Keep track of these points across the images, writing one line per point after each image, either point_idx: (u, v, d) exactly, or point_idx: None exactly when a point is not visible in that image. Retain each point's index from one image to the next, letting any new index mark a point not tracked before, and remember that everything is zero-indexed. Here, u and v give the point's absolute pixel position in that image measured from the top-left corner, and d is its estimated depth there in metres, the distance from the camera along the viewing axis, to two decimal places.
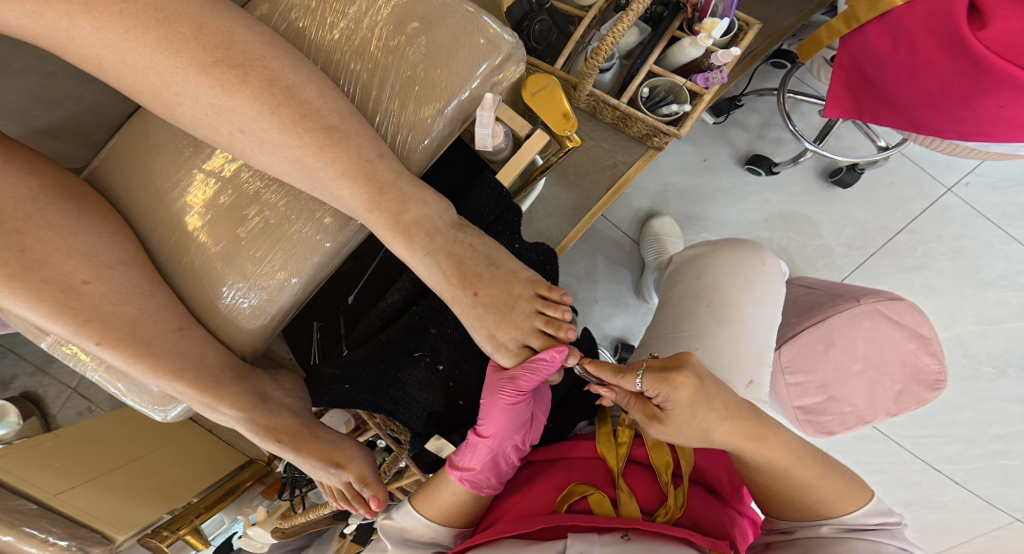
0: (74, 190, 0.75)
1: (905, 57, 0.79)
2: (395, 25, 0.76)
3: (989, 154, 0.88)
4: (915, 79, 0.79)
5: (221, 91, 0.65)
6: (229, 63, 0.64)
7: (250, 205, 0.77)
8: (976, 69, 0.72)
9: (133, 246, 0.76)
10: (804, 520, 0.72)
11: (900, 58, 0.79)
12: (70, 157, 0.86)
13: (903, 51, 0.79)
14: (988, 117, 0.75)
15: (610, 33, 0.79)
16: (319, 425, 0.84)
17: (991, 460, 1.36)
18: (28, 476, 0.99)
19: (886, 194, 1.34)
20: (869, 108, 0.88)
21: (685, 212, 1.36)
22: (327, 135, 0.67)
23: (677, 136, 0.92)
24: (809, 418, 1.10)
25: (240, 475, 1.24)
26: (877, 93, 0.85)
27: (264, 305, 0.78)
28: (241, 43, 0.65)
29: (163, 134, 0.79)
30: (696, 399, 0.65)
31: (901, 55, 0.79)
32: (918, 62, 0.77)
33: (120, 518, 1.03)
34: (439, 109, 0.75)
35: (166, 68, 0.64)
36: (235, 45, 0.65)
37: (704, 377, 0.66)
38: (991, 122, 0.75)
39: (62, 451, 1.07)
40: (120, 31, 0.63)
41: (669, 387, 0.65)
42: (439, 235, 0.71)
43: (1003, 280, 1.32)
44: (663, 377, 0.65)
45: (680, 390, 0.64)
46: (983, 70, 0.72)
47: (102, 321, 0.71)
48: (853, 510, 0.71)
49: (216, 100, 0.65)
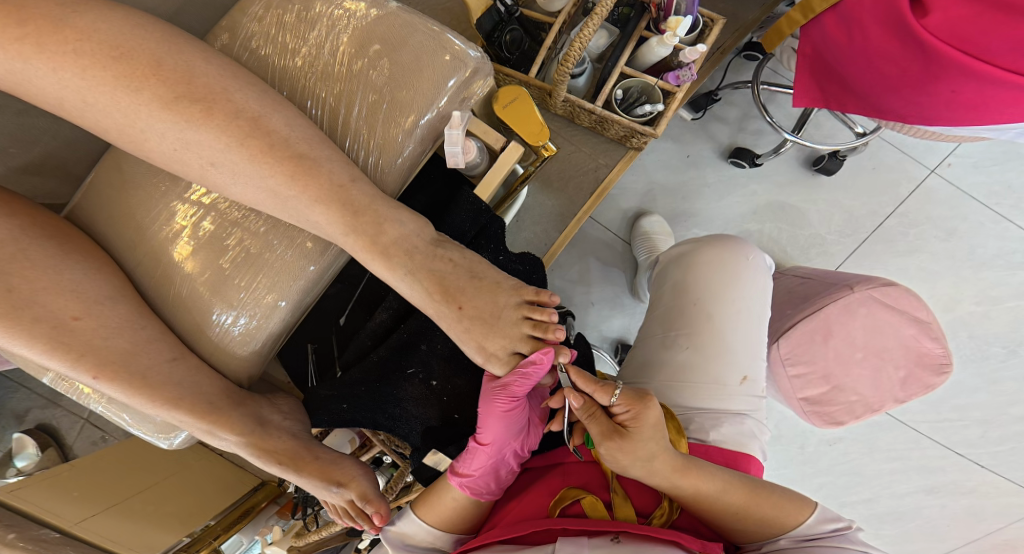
0: (56, 229, 0.77)
1: (858, 45, 0.83)
2: (357, 49, 0.78)
3: (956, 137, 0.91)
4: (871, 67, 0.83)
5: (186, 124, 0.67)
6: (191, 98, 0.67)
7: (230, 233, 0.79)
8: (925, 56, 0.77)
9: (119, 281, 0.78)
10: (761, 540, 0.72)
11: (854, 46, 0.83)
12: (52, 193, 0.88)
13: (857, 40, 0.83)
14: (942, 101, 0.79)
15: (577, 39, 0.81)
16: (319, 446, 0.86)
17: (1015, 442, 1.33)
18: (48, 507, 1.00)
19: (871, 180, 1.35)
20: (835, 96, 0.93)
21: (674, 208, 1.36)
22: (298, 163, 0.69)
23: (653, 136, 0.93)
24: (816, 410, 1.07)
25: (254, 496, 1.28)
26: (840, 81, 0.90)
27: (254, 331, 0.80)
28: (202, 77, 0.68)
29: (139, 169, 0.81)
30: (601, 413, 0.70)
31: (856, 44, 0.83)
32: (871, 50, 0.82)
33: (140, 541, 1.07)
34: (408, 128, 0.77)
35: (130, 106, 0.66)
36: (196, 79, 0.67)
37: (647, 415, 0.68)
38: (946, 106, 0.79)
39: (88, 476, 1.10)
40: (78, 70, 0.65)
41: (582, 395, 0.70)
42: (418, 253, 0.72)
43: (999, 259, 1.32)
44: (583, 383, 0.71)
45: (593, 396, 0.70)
46: (931, 57, 0.76)
47: (95, 355, 0.73)
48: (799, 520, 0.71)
49: (183, 134, 0.67)
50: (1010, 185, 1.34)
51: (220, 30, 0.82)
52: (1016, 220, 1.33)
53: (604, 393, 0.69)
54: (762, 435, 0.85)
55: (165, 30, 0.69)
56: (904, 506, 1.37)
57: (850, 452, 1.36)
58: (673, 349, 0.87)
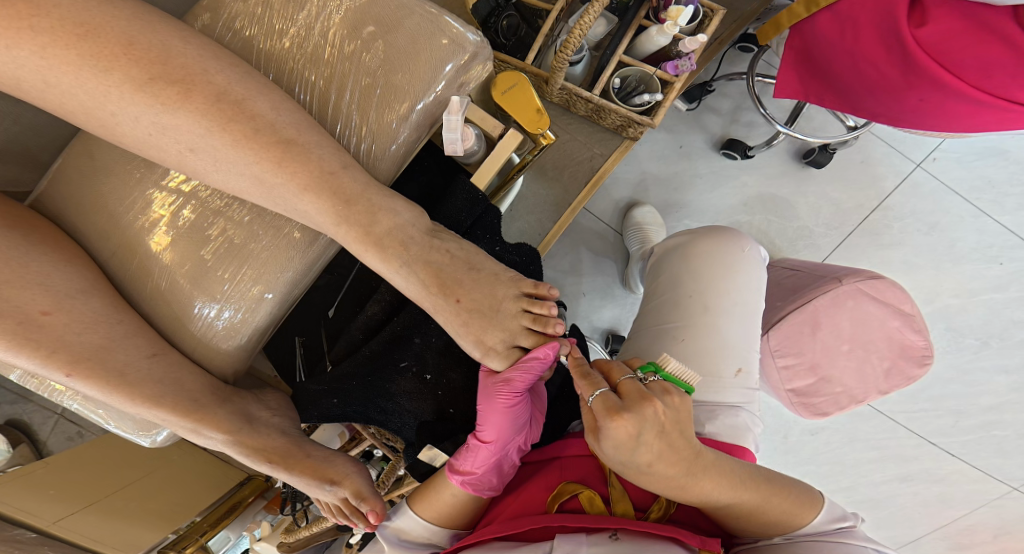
0: (23, 219, 0.73)
1: (849, 44, 0.84)
2: (350, 30, 0.74)
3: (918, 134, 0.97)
4: (856, 66, 0.85)
5: (161, 108, 0.63)
6: (168, 79, 0.62)
7: (213, 223, 0.75)
8: (907, 63, 0.80)
9: (91, 273, 0.74)
10: (756, 537, 0.73)
11: (845, 44, 0.85)
12: (16, 180, 0.83)
13: (848, 37, 0.84)
14: (911, 106, 0.84)
15: (578, 25, 0.79)
16: (310, 443, 0.83)
17: (984, 431, 1.37)
18: (23, 505, 0.97)
19: (859, 172, 1.36)
20: (814, 90, 0.95)
21: (664, 199, 1.35)
22: (285, 149, 0.65)
23: (651, 125, 0.92)
24: (802, 401, 1.08)
25: (240, 491, 1.22)
26: (821, 76, 0.92)
27: (239, 324, 0.77)
28: (180, 57, 0.64)
29: (111, 155, 0.76)
30: (624, 442, 0.62)
31: (845, 42, 0.85)
32: (860, 51, 0.84)
33: (123, 539, 1.02)
34: (403, 113, 0.74)
35: (97, 87, 0.62)
36: (173, 59, 0.63)
37: (605, 435, 0.63)
38: (912, 112, 0.85)
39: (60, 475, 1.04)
40: (35, 48, 0.60)
41: (606, 422, 0.63)
42: (414, 244, 0.70)
43: (977, 252, 1.35)
44: (605, 410, 0.63)
45: (611, 430, 0.62)
46: (912, 66, 0.79)
47: (68, 352, 0.69)
48: (788, 503, 0.71)
49: (158, 118, 0.63)
50: (991, 181, 1.35)
51: (201, 10, 0.77)
52: (994, 215, 1.35)
53: (585, 392, 0.67)
54: (755, 428, 0.84)
55: (136, 6, 0.64)
56: (879, 493, 1.40)
57: (831, 442, 1.39)
58: (669, 341, 0.86)
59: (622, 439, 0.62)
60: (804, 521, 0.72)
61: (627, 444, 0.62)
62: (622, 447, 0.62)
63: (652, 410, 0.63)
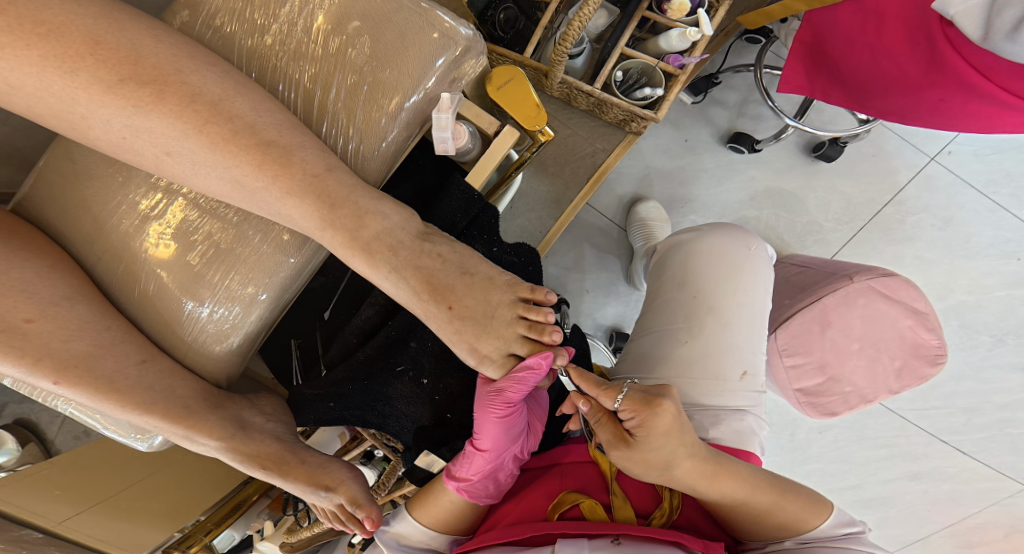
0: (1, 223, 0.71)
1: (869, 38, 0.82)
2: (334, 26, 0.72)
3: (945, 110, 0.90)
4: (875, 63, 0.83)
5: (134, 110, 0.61)
6: (139, 80, 0.60)
7: (200, 226, 0.74)
8: (934, 61, 0.78)
9: (77, 279, 0.72)
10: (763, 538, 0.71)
11: (865, 38, 0.82)
12: (8, 182, 0.85)
13: (870, 32, 0.82)
14: (930, 106, 0.82)
15: (576, 17, 0.76)
16: (305, 448, 0.81)
17: (998, 429, 1.33)
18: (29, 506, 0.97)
19: (871, 166, 1.32)
20: (820, 86, 0.92)
21: (669, 194, 1.32)
22: (266, 150, 0.63)
23: (653, 119, 0.89)
24: (810, 401, 1.05)
25: (245, 490, 1.16)
26: (830, 72, 0.90)
27: (227, 328, 0.75)
28: (151, 56, 0.61)
29: (93, 157, 0.75)
30: (672, 429, 0.63)
31: (867, 36, 0.82)
32: (881, 44, 0.81)
33: (128, 541, 1.02)
34: (392, 111, 0.72)
35: (66, 89, 0.60)
36: (144, 59, 0.61)
37: (652, 424, 0.63)
38: (928, 111, 0.83)
39: (67, 474, 1.01)
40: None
41: (651, 411, 0.63)
42: (404, 248, 0.67)
43: (993, 248, 1.30)
44: (646, 400, 0.64)
45: (659, 416, 0.63)
46: (939, 61, 0.77)
47: (53, 359, 0.68)
48: (789, 497, 0.69)
49: (131, 121, 0.61)
50: (1011, 174, 1.31)
51: (180, 6, 0.75)
52: (1013, 210, 1.30)
53: (607, 399, 0.66)
54: (762, 431, 0.82)
55: (104, 4, 0.62)
56: (887, 492, 1.37)
57: (838, 440, 1.36)
58: (672, 342, 0.83)
59: (670, 423, 0.63)
60: (810, 524, 0.70)
61: (672, 430, 0.63)
62: (672, 432, 0.63)
63: (665, 407, 0.63)
